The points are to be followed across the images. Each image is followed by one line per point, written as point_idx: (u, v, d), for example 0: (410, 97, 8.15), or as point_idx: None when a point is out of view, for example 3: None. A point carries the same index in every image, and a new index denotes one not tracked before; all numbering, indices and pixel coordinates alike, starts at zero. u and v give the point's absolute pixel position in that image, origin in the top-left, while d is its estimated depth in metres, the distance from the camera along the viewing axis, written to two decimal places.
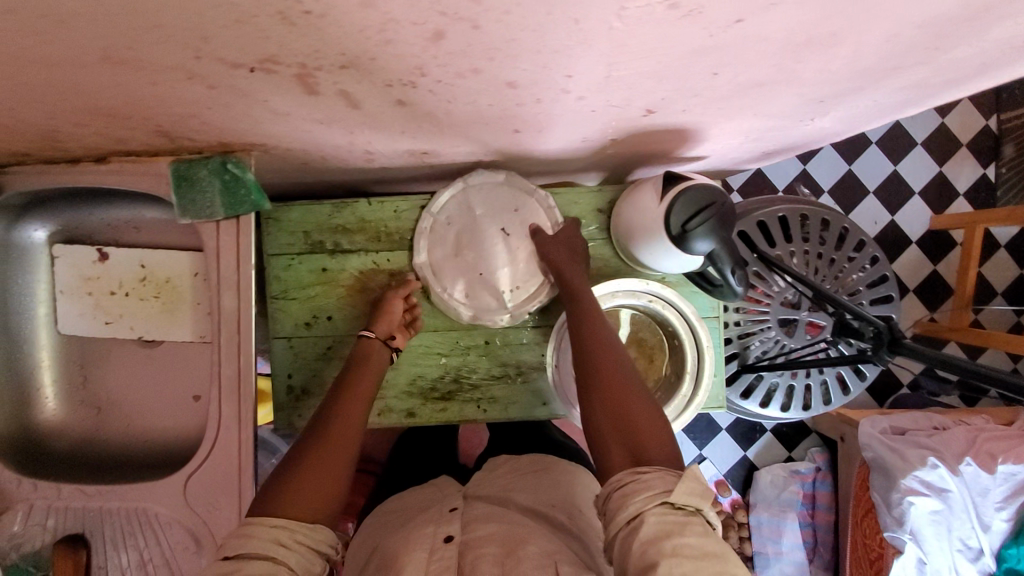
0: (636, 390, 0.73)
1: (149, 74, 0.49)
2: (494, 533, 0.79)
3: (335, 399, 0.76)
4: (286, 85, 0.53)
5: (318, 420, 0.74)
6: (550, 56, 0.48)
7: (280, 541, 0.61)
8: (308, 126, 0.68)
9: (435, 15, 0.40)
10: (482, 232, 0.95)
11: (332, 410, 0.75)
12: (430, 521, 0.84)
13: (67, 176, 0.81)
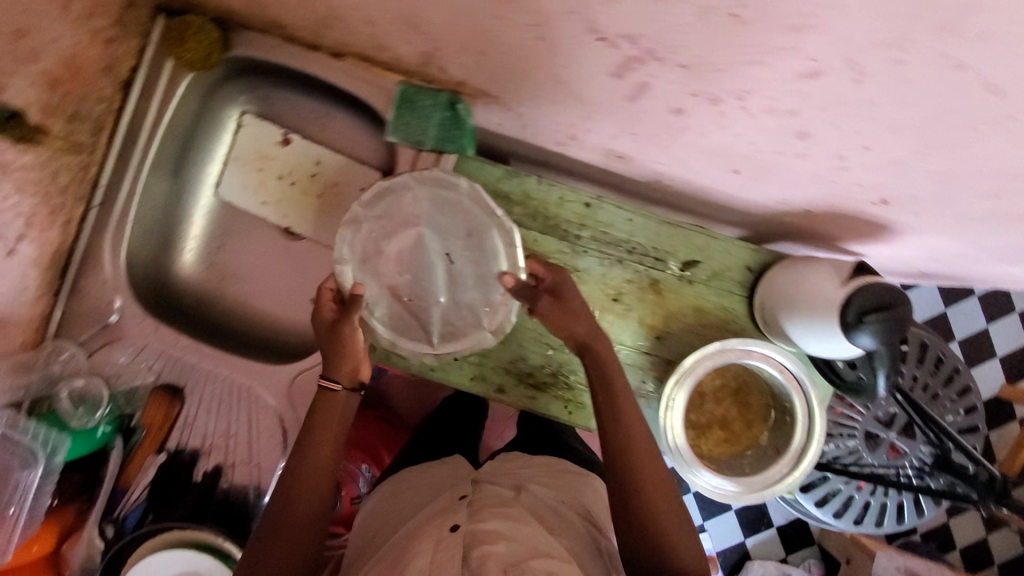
0: (666, 508, 0.73)
1: (504, 8, 0.51)
2: (501, 528, 0.71)
3: (305, 453, 0.74)
4: (605, 64, 0.55)
5: (292, 473, 0.73)
6: (877, 125, 0.50)
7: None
8: (559, 100, 0.70)
9: (837, 60, 0.42)
10: (424, 251, 0.85)
11: (300, 462, 0.73)
12: (439, 514, 0.79)
13: (296, 59, 0.84)
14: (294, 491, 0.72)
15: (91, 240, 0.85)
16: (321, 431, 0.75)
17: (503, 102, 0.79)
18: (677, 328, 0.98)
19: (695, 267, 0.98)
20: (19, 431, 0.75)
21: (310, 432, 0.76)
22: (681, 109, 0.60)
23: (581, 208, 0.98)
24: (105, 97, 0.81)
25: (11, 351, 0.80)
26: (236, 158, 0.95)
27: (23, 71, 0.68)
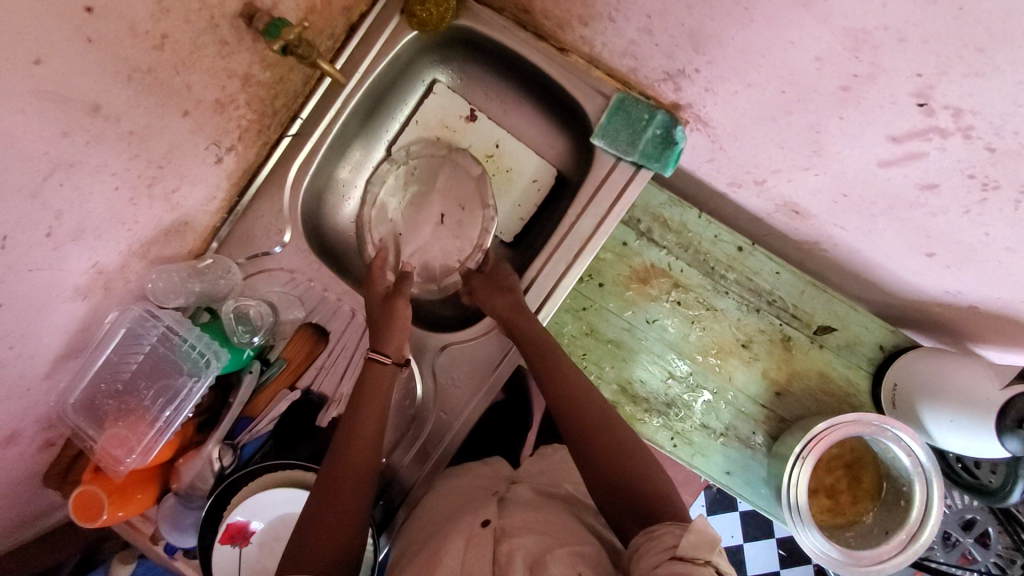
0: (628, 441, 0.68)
1: (833, 56, 0.53)
2: (534, 523, 0.65)
3: (354, 421, 0.73)
4: (896, 129, 0.57)
5: (339, 443, 0.71)
6: None
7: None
8: (791, 148, 0.72)
9: None
10: (428, 201, 0.95)
11: (349, 425, 0.73)
12: (470, 510, 0.72)
13: (520, 44, 0.85)
14: (344, 459, 0.70)
15: (275, 167, 0.85)
16: (363, 398, 0.75)
17: (715, 134, 0.81)
18: (798, 387, 0.99)
19: (829, 333, 0.99)
20: (184, 331, 0.75)
21: (354, 404, 0.75)
22: (934, 185, 0.62)
23: (733, 251, 1.00)
24: (334, 35, 0.82)
25: (179, 256, 0.80)
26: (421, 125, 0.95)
27: None
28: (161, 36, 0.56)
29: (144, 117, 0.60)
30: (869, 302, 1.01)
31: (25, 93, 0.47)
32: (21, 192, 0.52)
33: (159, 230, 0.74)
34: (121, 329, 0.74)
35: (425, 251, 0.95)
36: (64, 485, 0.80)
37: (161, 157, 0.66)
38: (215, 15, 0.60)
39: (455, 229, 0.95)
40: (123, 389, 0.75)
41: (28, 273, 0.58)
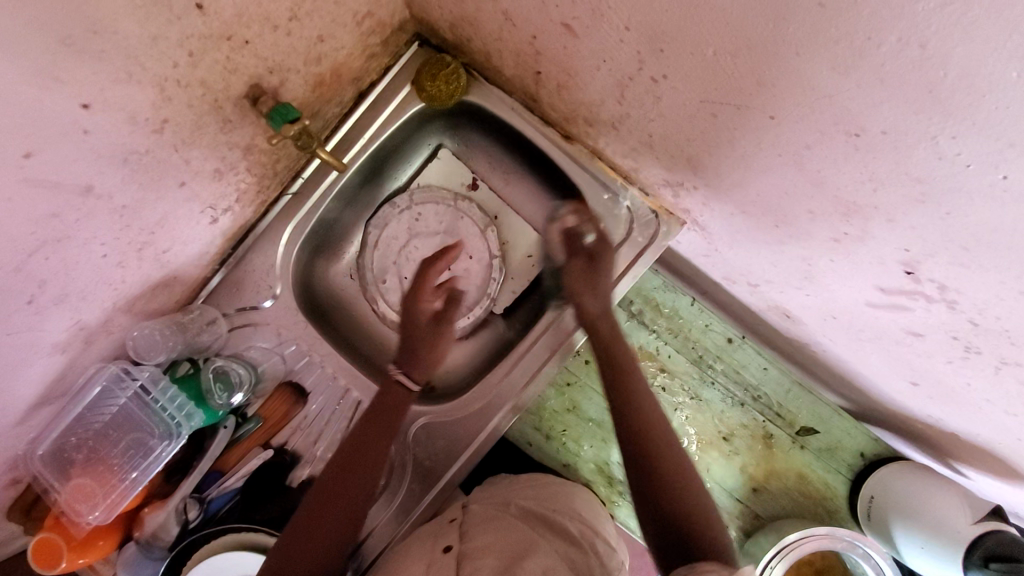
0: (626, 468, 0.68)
1: (825, 214, 0.53)
2: (499, 545, 0.66)
3: (357, 452, 0.71)
4: (884, 283, 0.57)
5: (334, 473, 0.69)
6: None
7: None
8: (784, 269, 0.72)
9: None
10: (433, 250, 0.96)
11: (348, 457, 0.70)
12: (431, 537, 0.74)
13: (526, 126, 0.85)
14: (336, 488, 0.67)
15: (271, 224, 0.86)
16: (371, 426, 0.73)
17: (711, 238, 0.81)
18: (776, 487, 0.98)
19: (811, 435, 0.99)
20: (158, 391, 0.76)
21: (360, 433, 0.74)
22: (921, 334, 0.62)
23: (722, 342, 1.00)
24: (341, 102, 0.83)
25: (165, 307, 0.80)
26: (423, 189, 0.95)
27: (303, 72, 0.70)
28: (161, 121, 0.56)
29: (139, 191, 0.60)
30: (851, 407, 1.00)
31: (16, 183, 0.47)
32: (2, 271, 0.51)
33: (146, 287, 0.74)
34: (97, 386, 0.74)
35: None
36: (25, 521, 0.78)
37: (154, 224, 0.66)
38: (219, 98, 0.61)
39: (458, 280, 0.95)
40: (91, 443, 0.75)
41: (7, 337, 0.57)
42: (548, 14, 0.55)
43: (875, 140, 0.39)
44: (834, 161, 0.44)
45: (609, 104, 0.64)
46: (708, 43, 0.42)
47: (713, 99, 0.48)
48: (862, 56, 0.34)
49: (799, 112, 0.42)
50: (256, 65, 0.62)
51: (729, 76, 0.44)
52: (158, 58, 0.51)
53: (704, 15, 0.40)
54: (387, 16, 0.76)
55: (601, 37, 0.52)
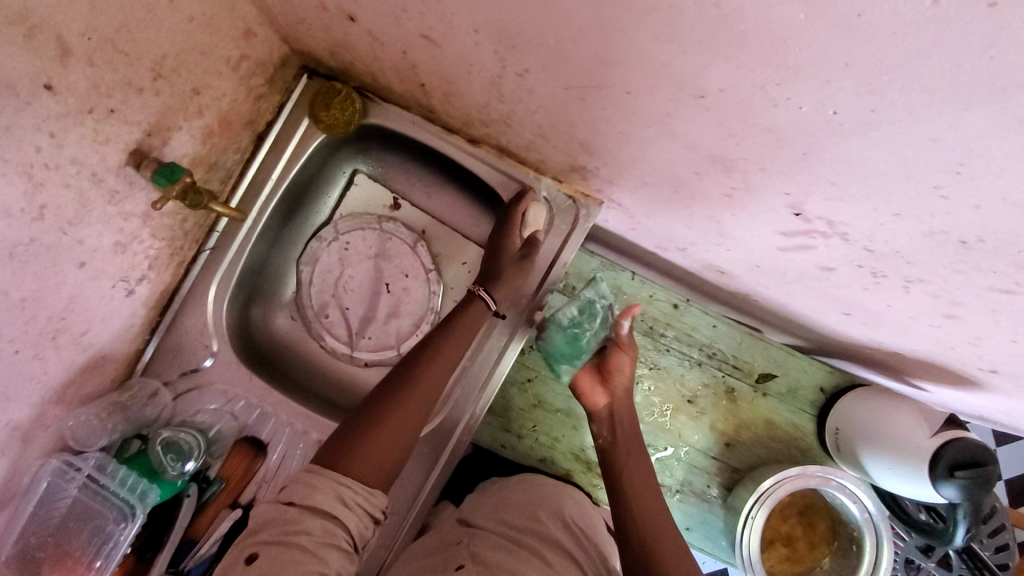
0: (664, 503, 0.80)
1: (709, 174, 0.54)
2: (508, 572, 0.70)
3: (429, 357, 0.77)
4: (784, 227, 0.58)
5: (401, 383, 0.74)
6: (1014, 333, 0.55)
7: (345, 500, 0.61)
8: (699, 230, 0.73)
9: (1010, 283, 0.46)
10: (368, 276, 0.95)
11: (415, 367, 0.76)
12: (436, 558, 0.76)
13: (432, 137, 0.85)
14: (407, 394, 0.73)
15: (195, 283, 0.84)
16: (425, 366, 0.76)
17: (629, 213, 0.81)
18: (747, 437, 1.01)
19: (770, 380, 1.02)
20: (108, 476, 0.74)
21: (409, 374, 0.75)
22: (833, 268, 0.63)
23: (669, 309, 1.02)
24: (240, 148, 0.82)
25: (101, 389, 0.78)
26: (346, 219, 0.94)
27: (188, 127, 0.69)
28: (39, 207, 0.55)
29: (35, 282, 0.59)
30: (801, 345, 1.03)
31: None
32: None
33: (72, 373, 0.72)
34: (42, 484, 0.70)
35: (371, 324, 0.95)
36: None
37: (61, 309, 0.64)
38: (97, 171, 0.60)
39: (399, 300, 0.95)
40: (52, 541, 0.71)
41: None
42: (406, 29, 0.55)
43: (719, 98, 0.40)
44: (695, 122, 0.45)
45: (494, 104, 0.64)
46: (548, 33, 0.43)
47: (575, 84, 0.49)
48: (676, 21, 0.35)
49: (648, 83, 0.43)
50: (130, 132, 0.61)
51: (581, 62, 0.45)
52: (17, 146, 0.49)
53: (535, 8, 0.40)
54: (265, 55, 0.76)
55: (459, 43, 0.52)
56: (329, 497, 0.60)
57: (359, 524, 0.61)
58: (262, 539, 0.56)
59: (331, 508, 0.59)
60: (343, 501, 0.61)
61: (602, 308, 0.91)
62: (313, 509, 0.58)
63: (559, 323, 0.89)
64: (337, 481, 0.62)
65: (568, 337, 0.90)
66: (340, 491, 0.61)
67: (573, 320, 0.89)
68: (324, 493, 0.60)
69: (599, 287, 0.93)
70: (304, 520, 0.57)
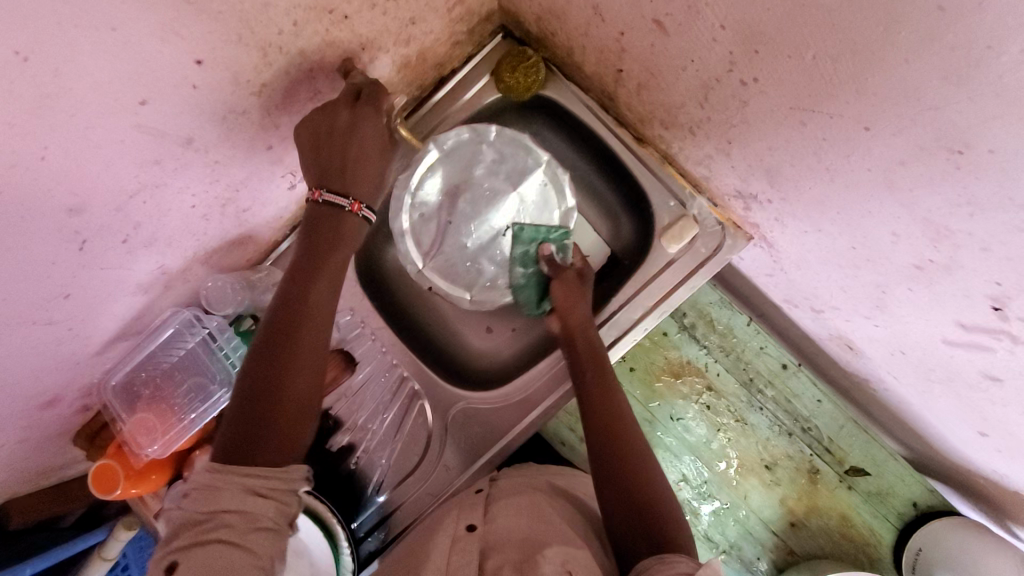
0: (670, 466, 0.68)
1: (907, 239, 0.50)
2: (514, 529, 0.63)
3: (299, 319, 0.60)
4: (966, 319, 0.53)
5: (278, 330, 0.59)
6: None
7: (252, 490, 0.49)
8: (853, 295, 0.69)
9: None
10: None
11: (288, 327, 0.59)
12: (457, 510, 0.73)
13: (600, 125, 0.85)
14: (286, 348, 0.58)
15: None
16: (302, 289, 0.61)
17: (778, 257, 0.79)
18: (816, 524, 0.94)
19: (861, 476, 0.94)
20: (222, 339, 0.81)
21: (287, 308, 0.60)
22: (999, 379, 0.57)
23: (776, 368, 0.97)
24: (422, 85, 0.85)
25: (238, 264, 0.85)
26: (500, 136, 0.84)
27: (393, 52, 0.72)
28: (260, 85, 0.60)
29: (230, 150, 0.64)
30: (906, 452, 0.95)
31: (128, 128, 0.51)
32: (106, 207, 0.55)
33: (223, 242, 0.78)
34: (170, 328, 0.79)
35: None
36: (88, 449, 0.83)
37: (238, 182, 0.70)
38: (313, 69, 0.64)
39: (488, 250, 0.88)
40: (157, 381, 0.79)
41: (98, 271, 0.61)
42: (639, 10, 0.55)
43: (980, 160, 0.37)
44: (927, 181, 0.42)
45: (690, 107, 0.63)
46: (808, 46, 0.41)
47: (805, 106, 0.47)
48: (978, 66, 0.32)
49: (897, 125, 0.40)
50: (351, 41, 0.65)
51: (828, 84, 0.43)
52: (266, 25, 0.54)
53: (811, 16, 0.38)
54: (477, 6, 0.78)
55: (692, 36, 0.51)
56: (237, 496, 0.48)
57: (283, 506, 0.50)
58: (178, 546, 0.45)
59: (236, 505, 0.47)
60: (256, 493, 0.49)
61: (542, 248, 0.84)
62: (218, 511, 0.47)
63: (522, 290, 0.87)
64: (244, 474, 0.49)
65: (537, 294, 0.87)
66: (249, 482, 0.49)
67: (532, 277, 0.86)
68: (229, 493, 0.48)
69: (523, 234, 0.85)
70: (215, 521, 0.46)
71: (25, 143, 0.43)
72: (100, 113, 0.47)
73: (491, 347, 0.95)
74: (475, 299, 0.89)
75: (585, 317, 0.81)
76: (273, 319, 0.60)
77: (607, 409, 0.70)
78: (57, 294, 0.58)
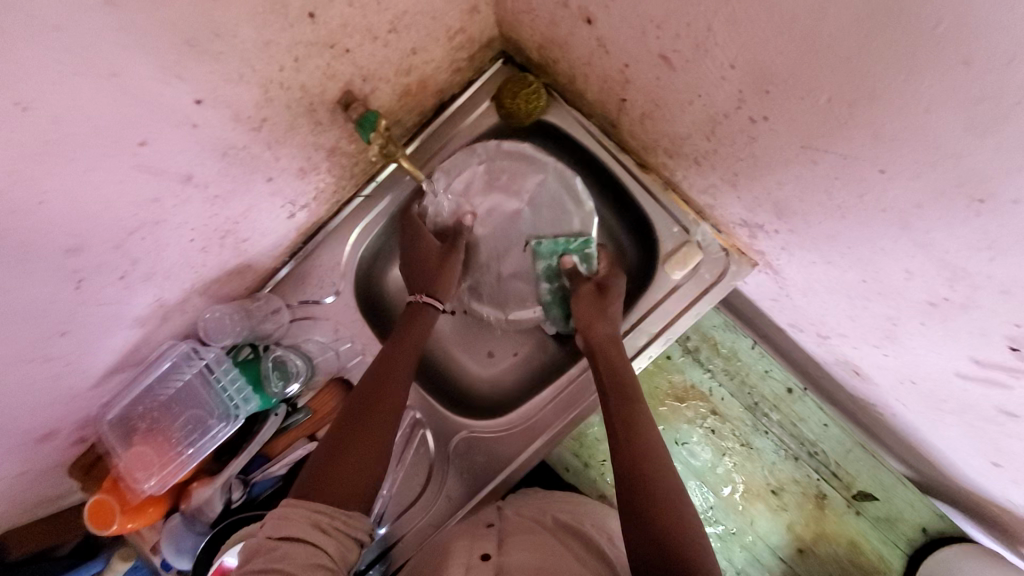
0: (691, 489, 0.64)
1: (920, 278, 0.50)
2: (531, 563, 0.62)
3: (375, 395, 0.68)
4: (981, 355, 0.52)
5: (363, 399, 0.67)
6: None
7: (319, 527, 0.53)
8: (862, 324, 0.68)
9: None
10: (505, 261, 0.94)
11: (371, 397, 0.67)
12: (469, 538, 0.72)
13: (602, 151, 0.85)
14: (363, 417, 0.65)
15: (342, 222, 0.88)
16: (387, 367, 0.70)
17: (784, 283, 0.78)
18: (825, 550, 0.93)
19: (869, 501, 0.93)
20: (220, 371, 0.79)
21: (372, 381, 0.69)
22: (1015, 414, 0.56)
23: (781, 391, 0.96)
24: (423, 112, 0.84)
25: (237, 293, 0.83)
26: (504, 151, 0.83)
27: (393, 82, 0.72)
28: (261, 120, 0.59)
29: (231, 184, 0.63)
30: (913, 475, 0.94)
31: (128, 168, 0.50)
32: (105, 247, 0.54)
33: (222, 272, 0.77)
34: (167, 362, 0.77)
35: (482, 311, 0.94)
36: (85, 481, 0.79)
37: (239, 215, 0.69)
38: (315, 102, 0.63)
39: (510, 268, 0.87)
40: (153, 414, 0.77)
41: (96, 308, 0.60)
42: (646, 46, 0.54)
43: (1000, 208, 0.36)
44: (945, 223, 0.41)
45: (695, 138, 0.62)
46: (822, 89, 0.40)
47: (816, 145, 0.46)
48: (1002, 120, 0.31)
49: (914, 169, 0.39)
50: (353, 73, 0.64)
51: (842, 126, 0.42)
52: (267, 61, 0.53)
53: (827, 61, 0.38)
54: (477, 33, 0.77)
55: (701, 74, 0.51)
56: (304, 525, 0.52)
57: (340, 547, 0.53)
58: (247, 570, 0.48)
59: (307, 536, 0.51)
60: (322, 527, 0.53)
61: (563, 260, 0.83)
62: (292, 540, 0.50)
63: (550, 307, 0.86)
64: (313, 508, 0.54)
65: (563, 309, 0.86)
66: (315, 517, 0.53)
67: (557, 292, 0.85)
68: (299, 522, 0.52)
69: (542, 249, 0.83)
70: (282, 547, 0.49)
71: (23, 191, 0.42)
72: (98, 155, 0.46)
73: (493, 373, 0.94)
74: (511, 318, 0.89)
75: (612, 333, 0.78)
76: (360, 390, 0.69)
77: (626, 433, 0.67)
78: (54, 333, 0.57)
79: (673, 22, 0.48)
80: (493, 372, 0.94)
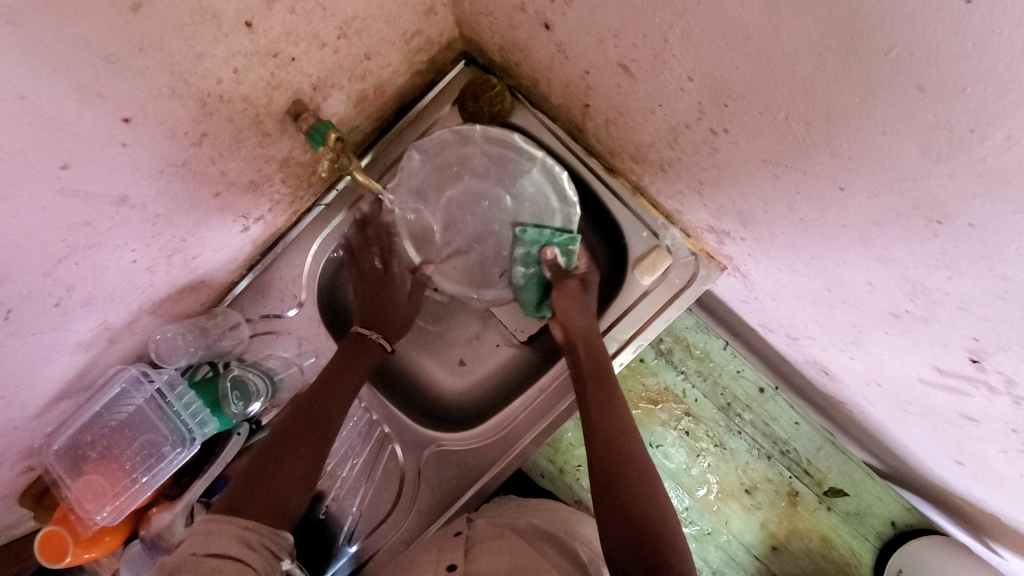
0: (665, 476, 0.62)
1: (883, 292, 0.49)
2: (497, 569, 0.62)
3: (309, 413, 0.66)
4: (943, 365, 0.52)
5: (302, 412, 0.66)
6: None
7: (246, 543, 0.51)
8: (829, 330, 0.68)
9: None
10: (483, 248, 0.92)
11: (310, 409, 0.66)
12: (436, 549, 0.70)
13: (569, 154, 0.82)
14: (302, 433, 0.64)
15: (302, 233, 0.84)
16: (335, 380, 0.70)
17: (753, 287, 0.77)
18: (797, 547, 0.94)
19: (839, 497, 0.94)
20: (174, 396, 0.75)
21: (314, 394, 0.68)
22: (976, 420, 0.56)
23: (753, 390, 0.97)
24: (382, 117, 0.81)
25: (192, 310, 0.80)
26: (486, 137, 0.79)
27: (348, 88, 0.68)
28: (201, 134, 0.55)
29: (173, 201, 0.60)
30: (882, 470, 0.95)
31: (50, 194, 0.46)
32: (33, 276, 0.50)
33: (173, 290, 0.73)
34: (115, 387, 0.73)
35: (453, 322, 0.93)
36: (38, 510, 0.75)
37: (186, 232, 0.65)
38: (260, 113, 0.60)
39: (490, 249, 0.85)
40: (103, 442, 0.74)
41: (29, 338, 0.56)
42: (604, 53, 0.52)
43: (958, 232, 0.35)
44: (904, 243, 0.41)
45: (659, 145, 0.61)
46: (780, 106, 0.39)
47: (778, 160, 0.45)
48: (958, 148, 0.30)
49: (874, 189, 0.38)
50: (300, 82, 0.61)
51: (801, 142, 0.40)
52: (202, 75, 0.50)
53: (782, 78, 0.36)
54: (436, 35, 0.74)
55: (660, 83, 0.49)
56: (231, 542, 0.50)
57: (268, 562, 0.51)
58: None
59: (233, 552, 0.49)
60: (249, 544, 0.51)
61: (544, 251, 0.79)
62: (221, 555, 0.48)
63: (522, 291, 0.83)
64: (240, 525, 0.52)
65: (537, 296, 0.83)
66: (244, 533, 0.51)
67: (532, 279, 0.82)
68: (225, 538, 0.50)
69: (526, 236, 0.80)
70: (211, 561, 0.46)
71: None
72: (15, 184, 0.42)
73: (464, 384, 0.92)
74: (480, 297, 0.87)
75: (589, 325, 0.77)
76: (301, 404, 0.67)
77: (602, 423, 0.66)
78: None
79: (630, 32, 0.46)
80: (465, 382, 0.92)
